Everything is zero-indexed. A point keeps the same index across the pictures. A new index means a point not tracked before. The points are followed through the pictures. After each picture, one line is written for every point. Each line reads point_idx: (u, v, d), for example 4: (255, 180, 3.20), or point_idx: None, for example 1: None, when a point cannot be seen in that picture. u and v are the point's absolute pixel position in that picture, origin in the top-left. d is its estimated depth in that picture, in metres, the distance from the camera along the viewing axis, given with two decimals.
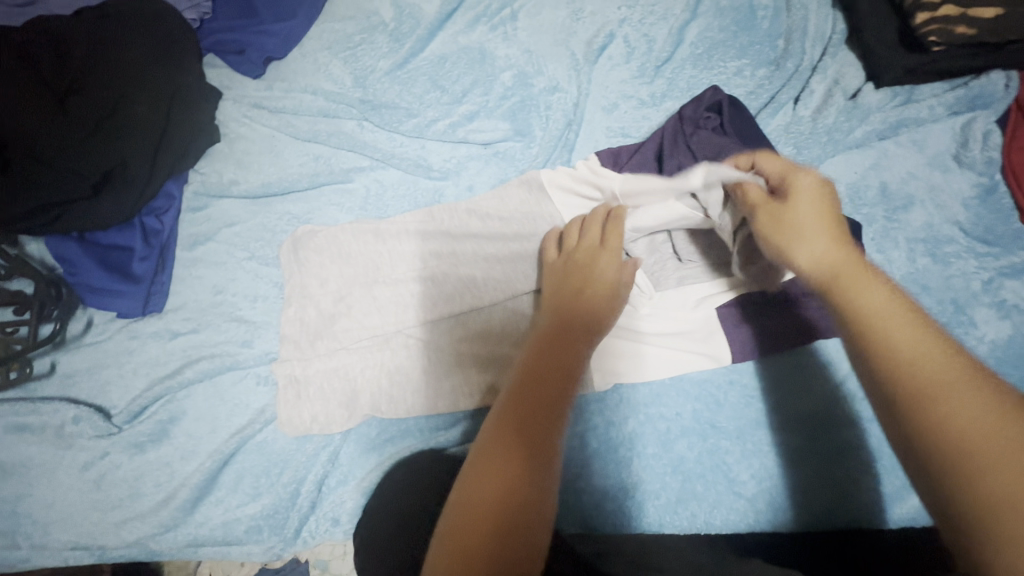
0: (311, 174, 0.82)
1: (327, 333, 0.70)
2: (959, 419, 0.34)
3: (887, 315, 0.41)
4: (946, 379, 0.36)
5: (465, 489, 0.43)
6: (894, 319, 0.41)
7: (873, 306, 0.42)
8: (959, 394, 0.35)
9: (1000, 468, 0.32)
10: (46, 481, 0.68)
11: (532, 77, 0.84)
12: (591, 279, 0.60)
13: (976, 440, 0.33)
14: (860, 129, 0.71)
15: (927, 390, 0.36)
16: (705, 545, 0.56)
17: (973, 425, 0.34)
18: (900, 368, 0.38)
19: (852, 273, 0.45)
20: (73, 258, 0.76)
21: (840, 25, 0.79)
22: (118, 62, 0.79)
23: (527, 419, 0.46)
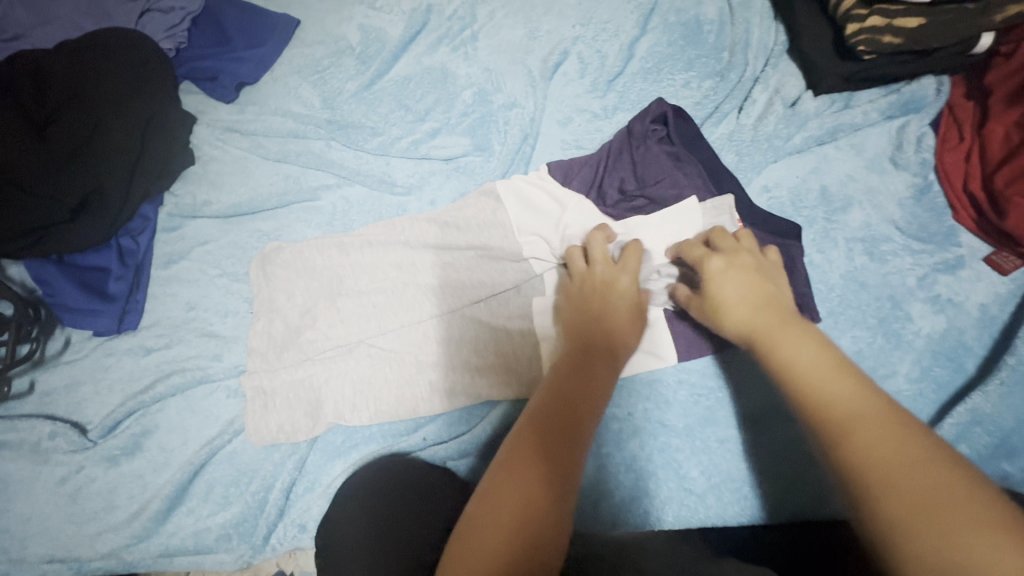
0: (280, 193, 0.86)
1: (293, 345, 0.73)
2: (872, 455, 0.38)
3: (813, 368, 0.46)
4: (862, 418, 0.40)
5: (483, 509, 0.42)
6: (819, 372, 0.45)
7: (798, 362, 0.47)
8: (864, 429, 0.40)
9: (896, 492, 0.36)
10: (24, 496, 0.70)
11: (491, 94, 0.88)
12: (610, 302, 0.62)
13: (882, 471, 0.37)
14: (799, 135, 0.75)
15: (841, 428, 0.41)
16: (655, 541, 0.58)
17: (883, 457, 0.38)
18: (824, 413, 0.42)
19: (770, 330, 0.51)
20: (50, 280, 0.79)
21: (781, 37, 0.83)
22: (96, 91, 0.82)
23: (557, 428, 0.47)
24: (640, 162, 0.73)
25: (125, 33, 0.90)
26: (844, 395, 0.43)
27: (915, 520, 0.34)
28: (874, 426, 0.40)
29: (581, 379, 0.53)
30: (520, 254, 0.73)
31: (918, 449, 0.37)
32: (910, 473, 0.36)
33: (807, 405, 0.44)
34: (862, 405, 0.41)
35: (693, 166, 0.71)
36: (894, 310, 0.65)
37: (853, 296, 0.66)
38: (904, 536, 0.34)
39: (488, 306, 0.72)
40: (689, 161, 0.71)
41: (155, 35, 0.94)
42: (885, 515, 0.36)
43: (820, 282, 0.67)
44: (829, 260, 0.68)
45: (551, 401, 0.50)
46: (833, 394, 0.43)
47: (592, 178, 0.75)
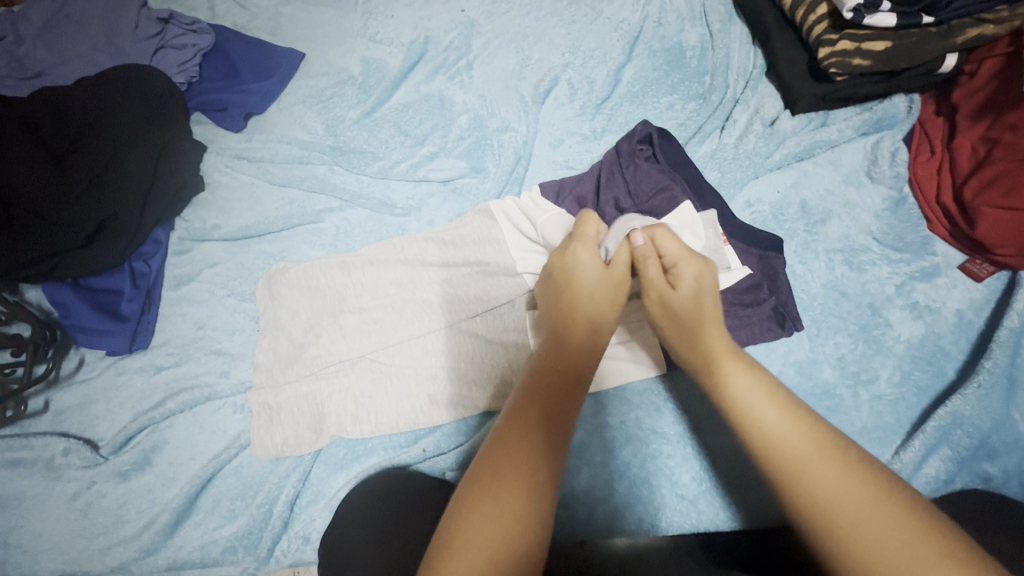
0: (285, 216, 0.90)
1: (297, 361, 0.75)
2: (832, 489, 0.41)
3: (757, 398, 0.48)
4: (811, 455, 0.43)
5: (462, 531, 0.42)
6: (759, 399, 0.48)
7: (739, 388, 0.50)
8: (816, 466, 0.42)
9: (860, 533, 0.39)
10: (37, 511, 0.73)
11: (486, 119, 0.92)
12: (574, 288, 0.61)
13: (839, 510, 0.40)
14: (779, 152, 0.78)
15: (792, 464, 0.43)
16: (670, 538, 0.59)
17: (838, 501, 0.41)
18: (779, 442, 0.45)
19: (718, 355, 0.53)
20: (66, 302, 0.82)
21: (760, 61, 0.87)
22: (112, 125, 0.88)
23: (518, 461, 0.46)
24: (628, 178, 0.76)
25: (141, 70, 0.95)
26: (792, 429, 0.45)
27: (883, 560, 0.37)
28: (825, 465, 0.42)
29: (548, 406, 0.51)
30: (514, 268, 0.77)
31: (876, 485, 0.41)
32: (869, 506, 0.40)
33: (756, 441, 0.46)
34: (814, 437, 0.44)
35: (680, 184, 0.74)
36: (874, 317, 0.67)
37: (835, 305, 0.69)
38: (868, 571, 0.37)
39: (485, 319, 0.75)
40: (679, 177, 0.75)
41: (168, 71, 1.00)
42: (852, 558, 0.38)
43: (803, 291, 0.70)
44: (810, 270, 0.71)
45: (517, 427, 0.48)
46: (778, 425, 0.46)
47: (584, 198, 0.78)
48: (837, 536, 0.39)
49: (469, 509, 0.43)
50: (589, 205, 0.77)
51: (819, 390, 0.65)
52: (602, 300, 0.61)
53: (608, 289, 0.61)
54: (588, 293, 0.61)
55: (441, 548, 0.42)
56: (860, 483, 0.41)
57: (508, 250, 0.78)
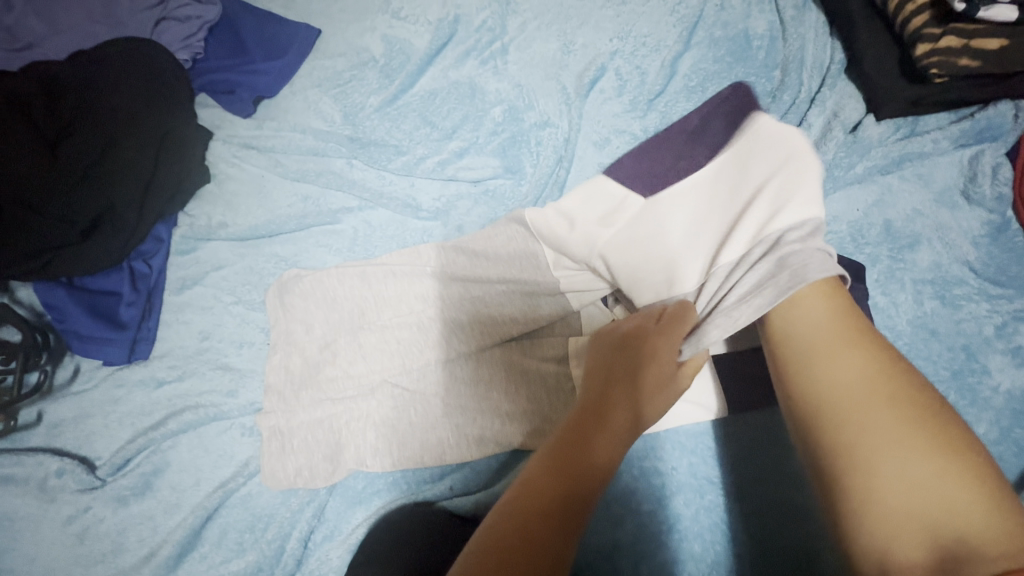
0: (299, 215, 0.82)
1: (312, 383, 0.68)
2: (852, 391, 0.43)
3: (811, 310, 0.49)
4: (836, 356, 0.46)
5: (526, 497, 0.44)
6: (811, 312, 0.49)
7: (798, 312, 0.49)
8: (837, 367, 0.45)
9: (870, 426, 0.41)
10: (30, 534, 0.67)
11: (523, 112, 0.83)
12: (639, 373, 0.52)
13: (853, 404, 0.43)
14: (861, 164, 0.69)
15: (813, 364, 0.47)
16: None
17: (854, 397, 0.43)
18: (801, 345, 0.48)
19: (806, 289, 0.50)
20: (60, 305, 0.75)
21: (839, 54, 0.77)
22: (107, 107, 0.79)
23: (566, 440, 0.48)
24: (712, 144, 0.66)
25: (137, 44, 0.86)
26: (820, 334, 0.48)
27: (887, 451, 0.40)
28: (846, 369, 0.45)
29: (588, 419, 0.50)
30: (556, 287, 0.69)
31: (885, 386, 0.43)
32: (886, 411, 0.42)
33: (795, 347, 0.49)
34: (836, 350, 0.46)
35: None
36: (969, 362, 0.59)
37: (923, 345, 0.60)
38: (867, 452, 0.40)
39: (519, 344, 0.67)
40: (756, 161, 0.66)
41: (171, 46, 0.90)
42: (855, 446, 0.41)
43: (886, 328, 0.61)
44: (895, 303, 0.62)
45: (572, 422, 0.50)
46: (809, 333, 0.48)
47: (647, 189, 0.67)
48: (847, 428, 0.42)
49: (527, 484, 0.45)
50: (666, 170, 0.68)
51: None
52: (663, 394, 0.54)
53: (664, 390, 0.53)
54: (649, 389, 0.52)
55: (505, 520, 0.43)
56: (876, 390, 0.43)
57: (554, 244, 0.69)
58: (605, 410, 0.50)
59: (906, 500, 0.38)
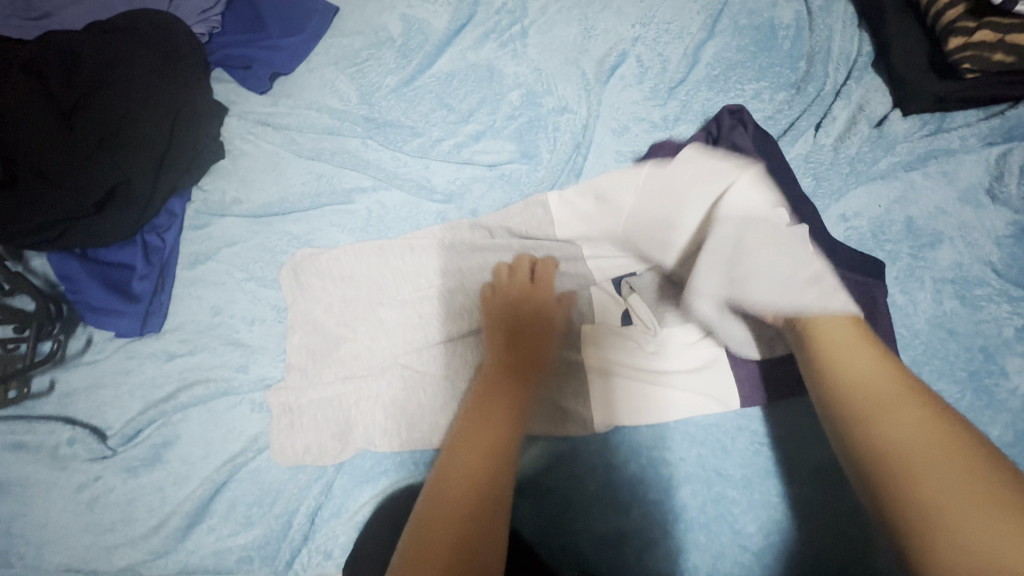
0: (313, 193, 0.81)
1: (331, 359, 0.69)
2: (909, 437, 0.39)
3: (850, 350, 0.48)
4: (893, 401, 0.42)
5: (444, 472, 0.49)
6: (852, 353, 0.48)
7: (836, 352, 0.48)
8: (892, 413, 0.41)
9: (929, 467, 0.37)
10: (42, 501, 0.68)
11: (541, 97, 0.82)
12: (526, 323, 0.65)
13: (910, 446, 0.39)
14: (885, 159, 0.68)
15: (864, 410, 0.43)
16: None
17: (908, 442, 0.39)
18: (849, 397, 0.45)
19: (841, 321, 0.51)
20: (73, 275, 0.76)
21: (867, 46, 0.75)
22: (126, 79, 0.79)
23: (484, 429, 0.52)
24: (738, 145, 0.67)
25: (158, 17, 0.86)
26: (869, 379, 0.45)
27: (947, 493, 0.35)
28: (901, 412, 0.41)
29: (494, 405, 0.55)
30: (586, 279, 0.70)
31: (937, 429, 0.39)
32: (947, 455, 0.37)
33: (839, 386, 0.46)
34: (889, 395, 0.43)
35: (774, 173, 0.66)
36: (987, 364, 0.58)
37: (941, 345, 0.59)
38: (925, 495, 0.36)
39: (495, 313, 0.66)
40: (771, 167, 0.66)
41: (188, 19, 0.90)
42: (915, 491, 0.36)
43: (904, 327, 0.61)
44: (913, 301, 0.61)
45: (487, 414, 0.54)
46: (854, 373, 0.46)
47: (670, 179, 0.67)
48: (902, 471, 0.38)
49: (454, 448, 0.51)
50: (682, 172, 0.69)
51: None
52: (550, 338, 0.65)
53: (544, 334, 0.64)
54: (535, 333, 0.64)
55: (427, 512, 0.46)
56: (934, 434, 0.39)
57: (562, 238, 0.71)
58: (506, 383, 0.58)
59: (972, 548, 0.32)
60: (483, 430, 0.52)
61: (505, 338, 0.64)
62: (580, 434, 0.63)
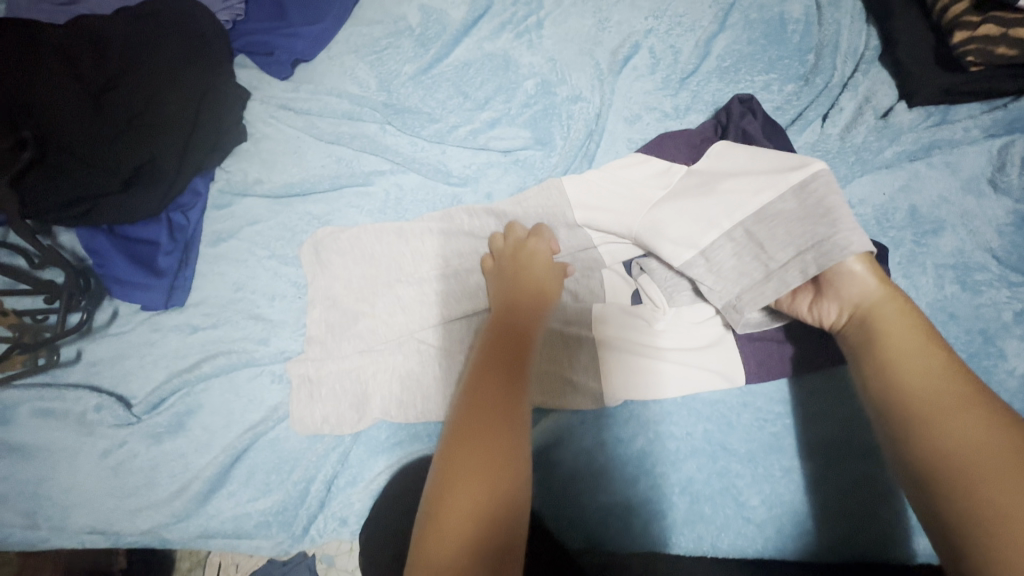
0: (332, 175, 0.84)
1: (350, 333, 0.71)
2: (969, 445, 0.39)
3: (911, 351, 0.47)
4: (952, 408, 0.42)
5: (452, 446, 0.46)
6: (911, 353, 0.47)
7: (897, 350, 0.47)
8: (953, 419, 0.41)
9: (989, 477, 0.37)
10: (67, 466, 0.71)
11: (556, 86, 0.84)
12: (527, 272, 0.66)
13: (972, 454, 0.39)
14: (890, 149, 0.70)
15: (925, 414, 0.43)
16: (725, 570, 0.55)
17: (970, 450, 0.39)
18: (905, 398, 0.44)
19: (889, 315, 0.51)
20: (102, 250, 0.78)
21: (874, 41, 0.77)
22: (153, 62, 0.81)
23: (502, 396, 0.49)
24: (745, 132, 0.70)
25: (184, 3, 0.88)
26: (930, 382, 0.44)
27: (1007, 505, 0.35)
28: (962, 420, 0.41)
29: (510, 370, 0.52)
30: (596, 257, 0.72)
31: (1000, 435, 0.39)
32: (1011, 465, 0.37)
33: (897, 386, 0.46)
34: (951, 401, 0.42)
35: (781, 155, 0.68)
36: (986, 346, 0.60)
37: (941, 328, 0.61)
38: (987, 507, 0.36)
39: (498, 270, 0.68)
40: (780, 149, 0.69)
41: (213, 6, 0.93)
42: (976, 500, 0.37)
43: None
44: (915, 286, 0.63)
45: (498, 371, 0.52)
46: (916, 376, 0.45)
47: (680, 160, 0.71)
48: (963, 480, 0.38)
49: (473, 415, 0.48)
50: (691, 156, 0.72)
51: None
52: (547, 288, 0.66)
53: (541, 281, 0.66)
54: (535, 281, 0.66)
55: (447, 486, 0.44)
56: (998, 443, 0.39)
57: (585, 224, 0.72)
58: (518, 354, 0.55)
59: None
60: (501, 397, 0.49)
61: (506, 290, 0.65)
62: (590, 409, 0.66)
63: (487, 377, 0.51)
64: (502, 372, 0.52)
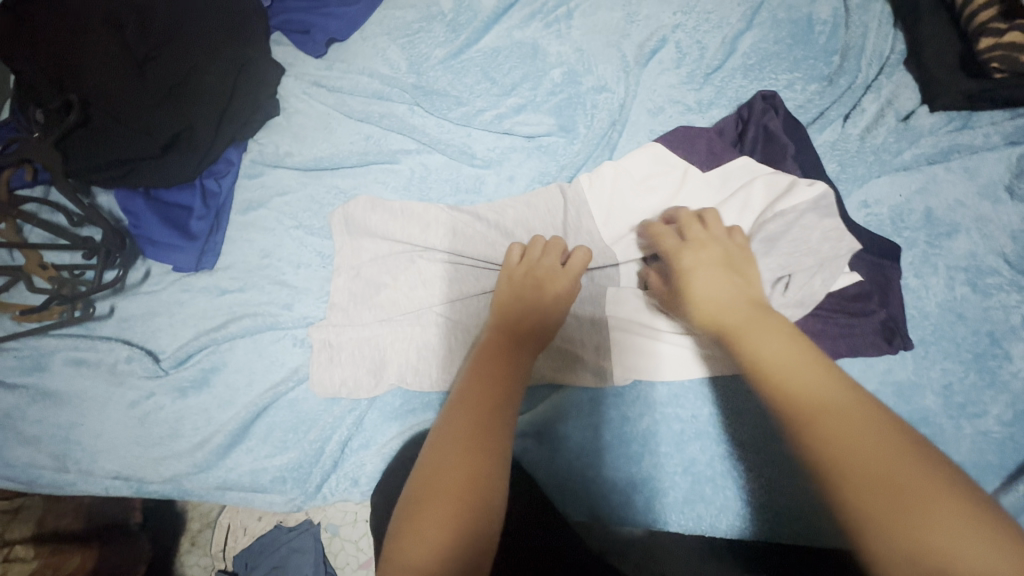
0: (360, 152, 0.87)
1: (371, 303, 0.74)
2: (833, 441, 0.36)
3: (776, 348, 0.44)
4: (818, 399, 0.39)
5: (439, 441, 0.45)
6: (768, 345, 0.44)
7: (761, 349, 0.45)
8: (821, 415, 0.38)
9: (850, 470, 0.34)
10: (97, 413, 0.74)
11: (581, 76, 0.86)
12: (545, 286, 0.63)
13: (835, 450, 0.36)
14: (909, 151, 0.71)
15: (792, 410, 0.39)
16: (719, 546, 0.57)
17: (838, 445, 0.36)
18: (774, 397, 0.41)
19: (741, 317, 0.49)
20: (138, 212, 0.82)
21: (900, 45, 0.78)
22: (195, 37, 0.85)
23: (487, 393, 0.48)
24: (768, 129, 0.71)
25: None
26: (799, 374, 0.41)
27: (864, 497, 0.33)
28: (835, 412, 0.38)
29: (506, 375, 0.51)
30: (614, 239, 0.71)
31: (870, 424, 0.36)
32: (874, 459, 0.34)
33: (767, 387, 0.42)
34: (821, 393, 0.39)
35: (801, 155, 0.70)
36: (992, 347, 0.61)
37: (949, 328, 0.63)
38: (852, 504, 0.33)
39: (513, 272, 0.65)
40: (800, 150, 0.70)
41: None
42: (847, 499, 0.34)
43: (915, 308, 0.64)
44: (926, 286, 0.65)
45: (492, 372, 0.51)
46: (790, 373, 0.41)
47: (704, 155, 0.72)
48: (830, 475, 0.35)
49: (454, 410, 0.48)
50: (716, 149, 0.72)
51: (916, 416, 0.60)
52: (558, 306, 0.62)
53: (558, 299, 0.62)
54: (551, 300, 0.62)
55: (419, 483, 0.43)
56: (862, 431, 0.36)
57: (601, 214, 0.72)
58: (515, 358, 0.53)
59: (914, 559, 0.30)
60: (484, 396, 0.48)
61: (515, 277, 0.64)
62: (599, 389, 0.68)
63: (474, 378, 0.50)
64: (500, 369, 0.52)
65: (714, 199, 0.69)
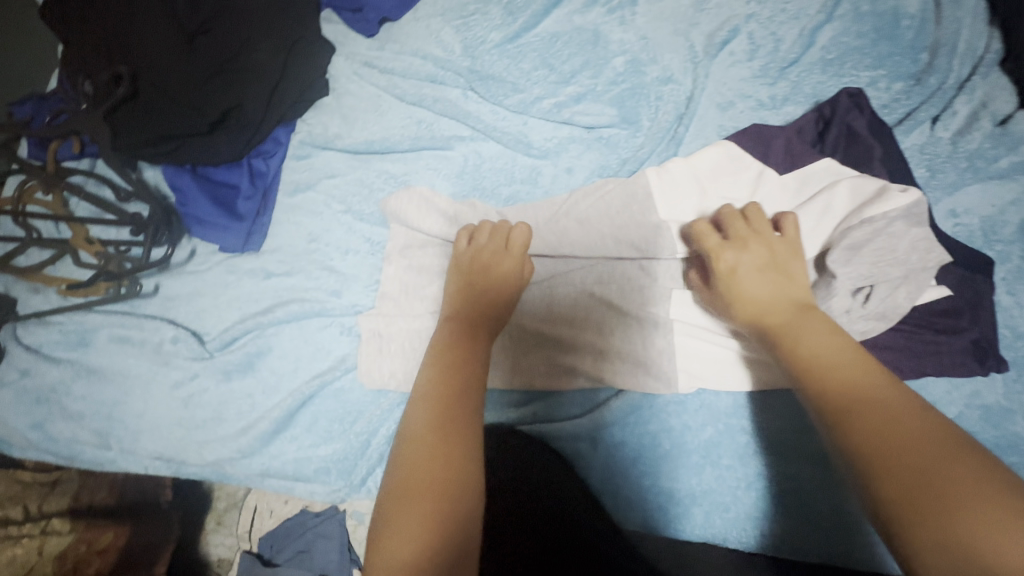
0: (412, 137, 0.84)
1: (424, 295, 0.72)
2: (870, 437, 0.40)
3: (827, 353, 0.48)
4: (853, 399, 0.43)
5: (412, 438, 0.51)
6: (815, 350, 0.48)
7: (808, 352, 0.49)
8: (862, 412, 0.42)
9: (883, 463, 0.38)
10: (140, 392, 0.73)
11: (646, 65, 0.81)
12: (490, 274, 0.66)
13: (875, 444, 0.39)
14: (1006, 158, 0.67)
15: (837, 408, 0.43)
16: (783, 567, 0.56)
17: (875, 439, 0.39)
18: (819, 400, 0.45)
19: (789, 322, 0.53)
20: (185, 189, 0.80)
21: (997, 43, 0.73)
22: (248, 10, 0.82)
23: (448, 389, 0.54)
24: (852, 130, 0.68)
25: None
26: (847, 375, 0.45)
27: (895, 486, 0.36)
28: (880, 411, 0.41)
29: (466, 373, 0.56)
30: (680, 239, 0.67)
31: (910, 423, 0.39)
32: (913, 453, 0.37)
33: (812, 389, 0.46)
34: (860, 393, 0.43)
35: (887, 160, 0.66)
36: None
37: None
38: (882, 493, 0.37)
39: (460, 261, 0.69)
40: (887, 154, 0.66)
41: None
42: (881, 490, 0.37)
43: (1006, 327, 0.61)
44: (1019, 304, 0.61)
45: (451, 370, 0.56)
46: (837, 374, 0.45)
47: (782, 154, 0.67)
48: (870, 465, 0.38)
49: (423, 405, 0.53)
50: (796, 148, 0.68)
51: (1003, 443, 0.58)
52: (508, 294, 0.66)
53: (507, 289, 0.66)
54: (499, 287, 0.66)
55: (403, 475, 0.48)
56: (897, 429, 0.39)
57: (668, 211, 0.68)
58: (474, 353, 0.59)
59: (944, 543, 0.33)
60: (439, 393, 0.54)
61: (463, 268, 0.68)
62: (659, 396, 0.65)
63: (435, 375, 0.56)
64: (453, 365, 0.57)
65: (792, 203, 0.66)
